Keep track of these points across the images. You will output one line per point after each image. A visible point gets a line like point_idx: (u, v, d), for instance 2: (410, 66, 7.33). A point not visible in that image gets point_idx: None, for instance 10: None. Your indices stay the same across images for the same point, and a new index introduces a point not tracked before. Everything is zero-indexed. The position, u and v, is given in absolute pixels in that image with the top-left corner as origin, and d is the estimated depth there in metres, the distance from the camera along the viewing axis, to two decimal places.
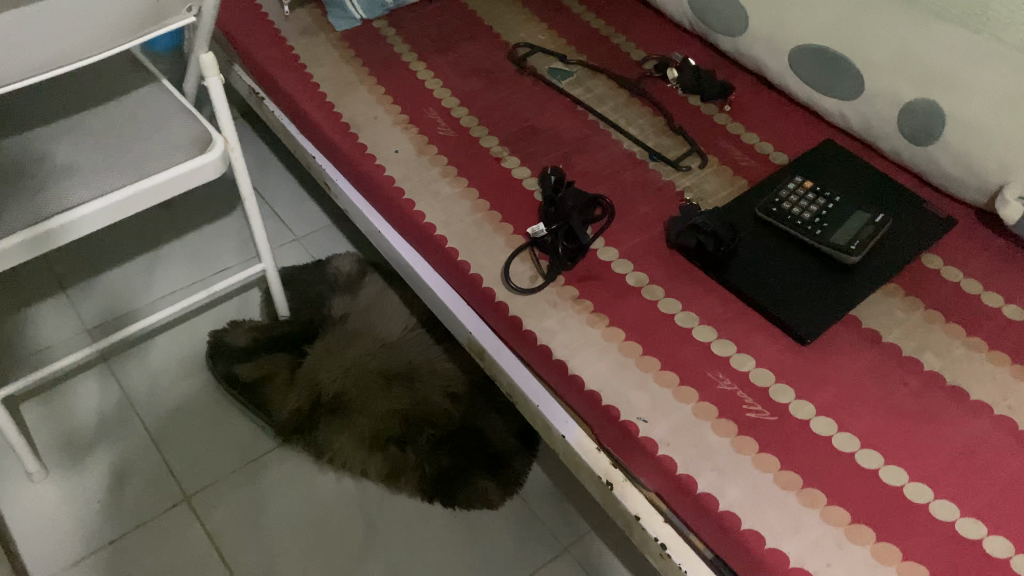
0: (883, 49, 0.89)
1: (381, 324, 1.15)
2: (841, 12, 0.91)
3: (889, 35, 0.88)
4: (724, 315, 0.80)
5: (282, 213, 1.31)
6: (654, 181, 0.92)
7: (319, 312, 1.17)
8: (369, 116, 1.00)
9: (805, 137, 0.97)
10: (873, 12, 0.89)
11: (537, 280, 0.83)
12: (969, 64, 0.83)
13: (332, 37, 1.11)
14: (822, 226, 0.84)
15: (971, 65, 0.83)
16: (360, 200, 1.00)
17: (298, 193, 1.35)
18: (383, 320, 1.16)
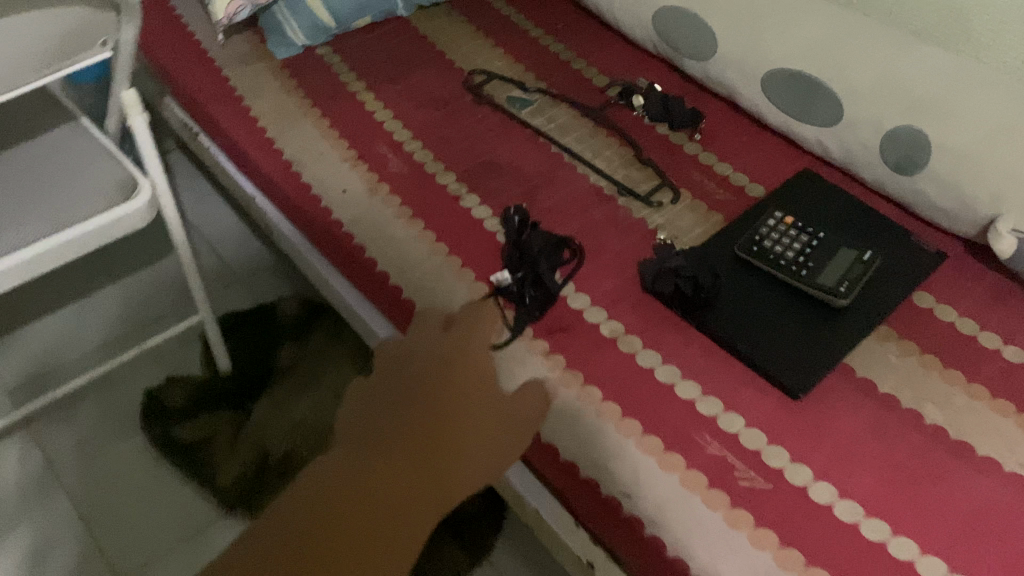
0: (866, 73, 0.84)
1: (334, 368, 1.02)
2: (821, 34, 0.87)
3: (874, 58, 0.84)
4: (708, 369, 0.73)
5: (223, 254, 1.23)
6: (625, 219, 0.85)
7: (266, 363, 1.06)
8: (314, 152, 0.92)
9: (782, 166, 0.91)
10: (856, 33, 0.85)
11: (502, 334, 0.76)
12: (959, 88, 0.79)
13: (272, 66, 1.03)
14: (807, 266, 0.77)
15: (961, 89, 0.79)
16: (309, 244, 0.92)
17: (241, 231, 1.26)
18: (336, 364, 1.03)
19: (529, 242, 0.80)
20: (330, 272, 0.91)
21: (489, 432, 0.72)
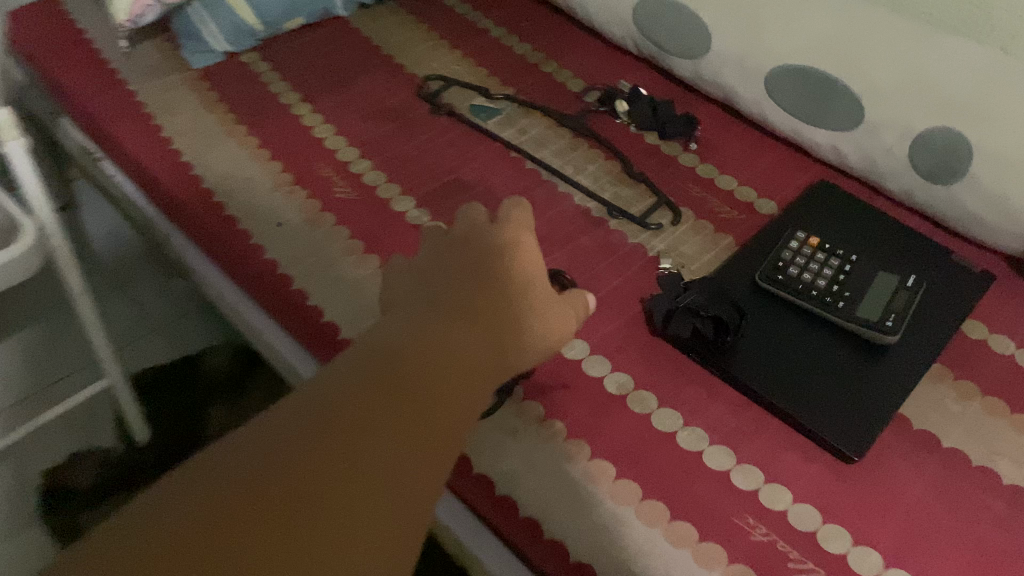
0: (883, 69, 0.71)
1: None
2: (827, 24, 0.73)
3: (891, 50, 0.70)
4: (739, 429, 0.60)
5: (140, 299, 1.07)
6: (620, 246, 0.72)
7: (193, 424, 0.92)
8: (241, 177, 0.77)
9: (793, 176, 0.79)
10: (867, 22, 0.71)
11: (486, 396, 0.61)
12: (992, 84, 0.65)
13: (187, 75, 0.87)
14: (844, 297, 0.65)
15: (994, 85, 0.65)
16: (223, 274, 0.75)
17: (160, 271, 1.10)
18: None
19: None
20: (246, 308, 0.73)
21: (522, 290, 0.47)
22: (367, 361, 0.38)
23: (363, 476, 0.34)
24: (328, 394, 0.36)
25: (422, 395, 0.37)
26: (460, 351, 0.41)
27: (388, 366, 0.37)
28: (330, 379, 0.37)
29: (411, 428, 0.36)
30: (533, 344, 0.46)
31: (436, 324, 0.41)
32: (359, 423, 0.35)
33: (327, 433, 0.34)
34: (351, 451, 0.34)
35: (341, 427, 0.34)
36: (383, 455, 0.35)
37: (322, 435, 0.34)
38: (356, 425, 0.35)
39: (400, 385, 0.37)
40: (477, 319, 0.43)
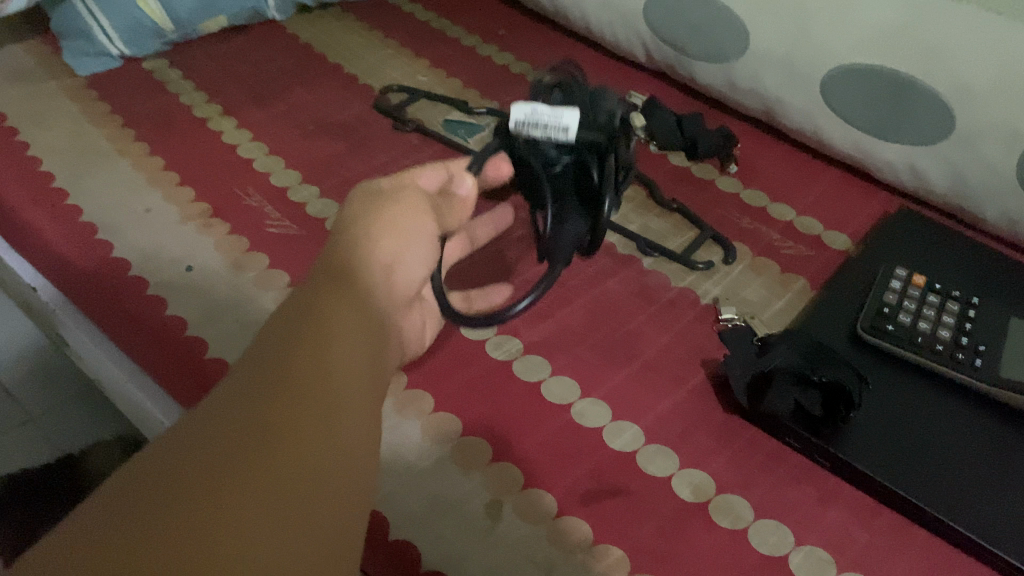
0: (964, 65, 0.54)
1: None
2: (882, 15, 0.56)
3: (963, 39, 0.53)
4: (874, 548, 0.41)
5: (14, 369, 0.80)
6: (662, 290, 0.53)
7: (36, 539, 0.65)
8: (135, 209, 0.56)
9: (859, 203, 0.63)
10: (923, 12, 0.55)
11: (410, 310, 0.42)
12: None
13: (69, 83, 0.66)
14: (980, 350, 0.47)
15: None
16: (74, 308, 0.50)
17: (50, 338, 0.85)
18: None
19: (592, 99, 0.45)
20: (106, 350, 0.48)
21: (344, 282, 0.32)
22: (197, 415, 0.25)
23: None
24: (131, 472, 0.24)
25: (282, 412, 0.25)
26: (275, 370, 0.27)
27: (224, 399, 0.26)
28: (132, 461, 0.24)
29: (289, 463, 0.24)
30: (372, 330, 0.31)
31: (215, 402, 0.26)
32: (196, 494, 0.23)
33: (161, 530, 0.22)
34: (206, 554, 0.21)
35: (170, 515, 0.22)
36: (255, 536, 0.22)
37: (144, 543, 0.21)
38: (210, 486, 0.23)
39: (275, 385, 0.26)
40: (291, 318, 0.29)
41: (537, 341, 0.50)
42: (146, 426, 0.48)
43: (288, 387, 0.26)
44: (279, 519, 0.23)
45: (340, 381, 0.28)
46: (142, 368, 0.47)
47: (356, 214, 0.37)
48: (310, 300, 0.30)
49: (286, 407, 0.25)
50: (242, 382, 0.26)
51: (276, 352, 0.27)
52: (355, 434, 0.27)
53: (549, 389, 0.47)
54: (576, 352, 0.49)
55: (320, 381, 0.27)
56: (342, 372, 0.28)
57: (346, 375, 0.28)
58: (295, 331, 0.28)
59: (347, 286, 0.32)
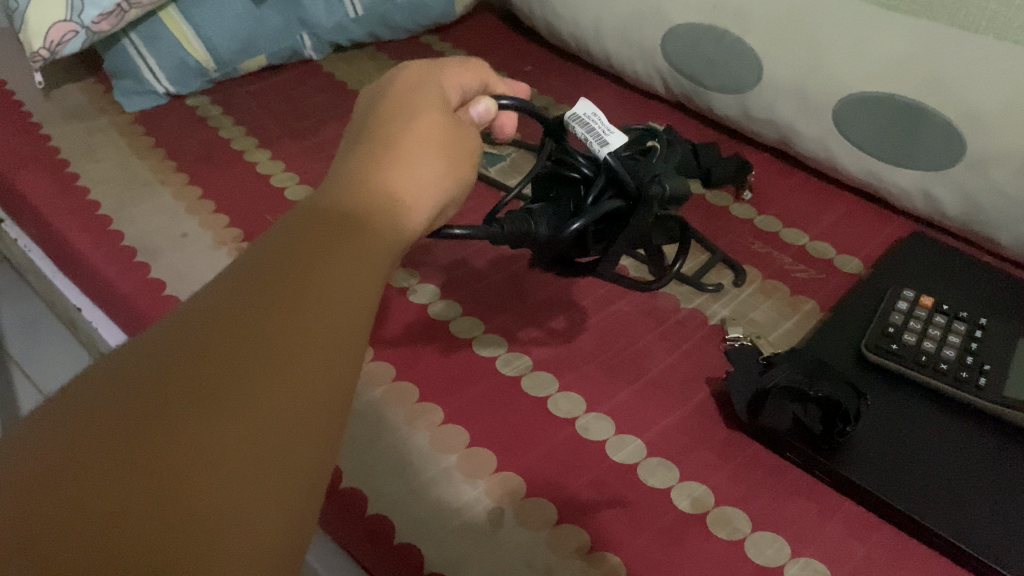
0: (976, 92, 0.54)
1: None
2: (897, 46, 0.58)
3: (975, 66, 0.55)
4: (872, 561, 0.41)
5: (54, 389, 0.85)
6: (671, 311, 0.55)
7: None
8: (173, 234, 0.59)
9: (873, 229, 0.63)
10: (937, 41, 0.57)
11: None
12: None
13: (119, 120, 0.71)
14: (985, 369, 0.47)
15: None
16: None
17: None
18: None
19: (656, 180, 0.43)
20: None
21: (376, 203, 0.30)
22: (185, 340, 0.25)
23: (161, 537, 0.22)
24: (96, 405, 0.24)
25: (262, 359, 0.25)
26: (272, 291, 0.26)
27: (212, 333, 0.25)
28: (107, 375, 0.25)
29: (256, 417, 0.24)
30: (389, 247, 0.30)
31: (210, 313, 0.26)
32: (150, 442, 0.23)
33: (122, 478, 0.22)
34: (167, 512, 0.22)
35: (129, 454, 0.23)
36: (206, 485, 0.23)
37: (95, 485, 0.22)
38: (186, 420, 0.23)
39: (268, 310, 0.25)
40: (305, 230, 0.28)
41: (547, 358, 0.51)
42: None
43: (269, 326, 0.25)
44: (236, 472, 0.23)
45: (340, 306, 0.27)
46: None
47: (407, 129, 0.33)
48: (322, 216, 0.29)
49: (272, 336, 0.25)
50: (225, 310, 0.26)
51: (264, 285, 0.26)
52: (339, 377, 0.26)
53: (556, 404, 0.49)
54: (584, 369, 0.51)
55: (317, 305, 0.26)
56: (342, 294, 0.27)
57: (347, 312, 0.27)
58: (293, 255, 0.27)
59: (372, 209, 0.30)
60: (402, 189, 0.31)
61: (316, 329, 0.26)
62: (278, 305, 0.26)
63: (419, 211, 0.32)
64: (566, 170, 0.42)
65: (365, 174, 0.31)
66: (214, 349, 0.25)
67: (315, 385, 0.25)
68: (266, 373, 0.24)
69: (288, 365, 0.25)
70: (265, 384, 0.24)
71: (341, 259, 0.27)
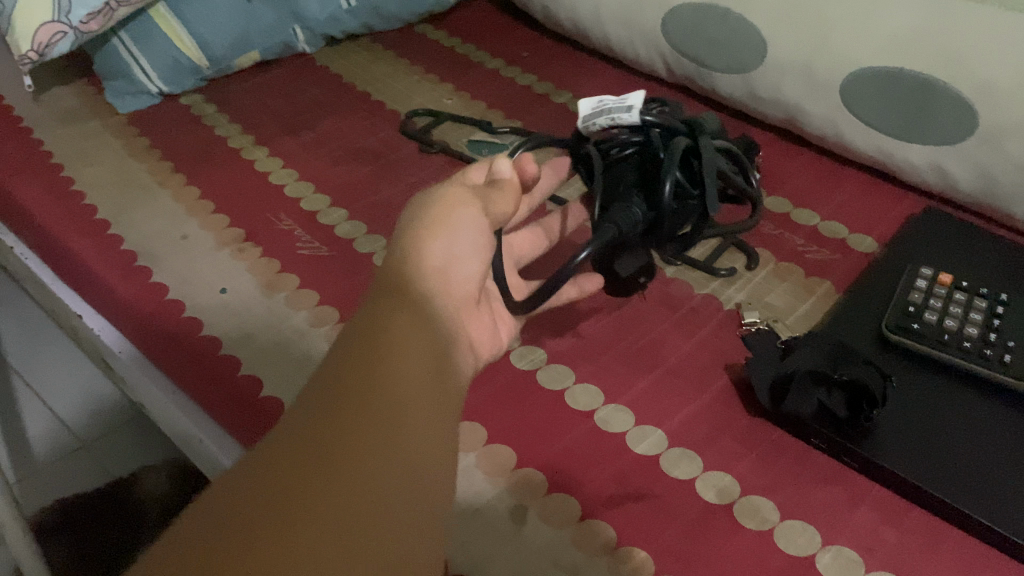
0: (992, 64, 0.53)
1: None
2: (910, 20, 0.57)
3: (990, 37, 0.53)
4: (904, 546, 0.41)
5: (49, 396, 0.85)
6: (686, 299, 0.54)
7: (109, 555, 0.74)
8: (173, 237, 0.58)
9: (885, 207, 0.62)
10: (949, 13, 0.55)
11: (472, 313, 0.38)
12: None
13: (112, 121, 0.69)
14: (1009, 346, 0.47)
15: None
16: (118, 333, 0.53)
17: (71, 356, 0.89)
18: None
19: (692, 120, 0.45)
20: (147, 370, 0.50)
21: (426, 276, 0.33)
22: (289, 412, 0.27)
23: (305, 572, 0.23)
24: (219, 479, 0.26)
25: (365, 411, 0.27)
26: (360, 358, 0.28)
27: (315, 399, 0.27)
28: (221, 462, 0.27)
29: (369, 459, 0.26)
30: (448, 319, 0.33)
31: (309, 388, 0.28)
32: (269, 499, 0.24)
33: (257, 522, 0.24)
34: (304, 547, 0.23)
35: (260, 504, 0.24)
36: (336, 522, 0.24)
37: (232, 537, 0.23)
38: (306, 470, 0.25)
39: (359, 372, 0.28)
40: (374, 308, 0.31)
41: (561, 351, 0.50)
42: (186, 441, 0.50)
43: (363, 385, 0.27)
44: (361, 509, 0.25)
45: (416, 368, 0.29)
46: (181, 386, 0.49)
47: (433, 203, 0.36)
48: (384, 295, 0.32)
49: (368, 394, 0.27)
50: (318, 391, 0.27)
51: (352, 355, 0.28)
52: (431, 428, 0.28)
53: (573, 397, 0.48)
54: (601, 360, 0.50)
55: (397, 367, 0.28)
56: (416, 357, 0.29)
57: (423, 373, 0.29)
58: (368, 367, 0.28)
59: (423, 285, 0.33)
60: (441, 256, 0.34)
61: (401, 387, 0.28)
62: (365, 370, 0.28)
63: (452, 268, 0.35)
64: (616, 151, 0.44)
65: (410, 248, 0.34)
66: (315, 413, 0.26)
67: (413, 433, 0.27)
68: (370, 427, 0.26)
69: (381, 430, 0.26)
70: (370, 432, 0.26)
71: (410, 330, 0.30)
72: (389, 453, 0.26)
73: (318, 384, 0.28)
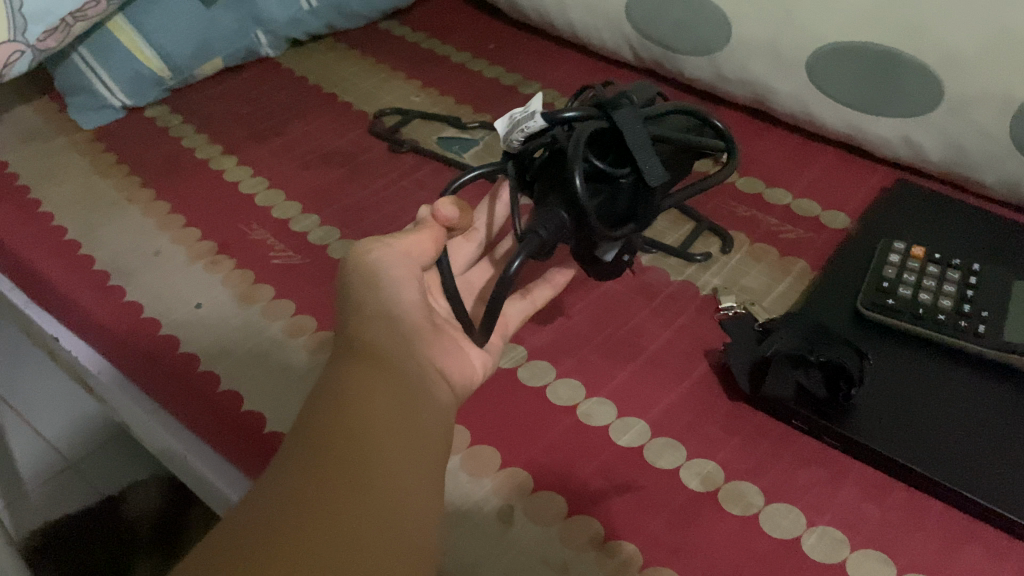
0: (957, 33, 0.53)
1: None
2: None
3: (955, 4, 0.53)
4: (888, 523, 0.41)
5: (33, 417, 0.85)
6: (663, 286, 0.54)
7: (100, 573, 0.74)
8: (145, 253, 0.58)
9: (857, 181, 0.62)
10: None
11: (443, 347, 0.38)
12: None
13: (77, 138, 0.68)
14: (983, 316, 0.47)
15: None
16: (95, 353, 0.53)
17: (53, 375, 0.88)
18: None
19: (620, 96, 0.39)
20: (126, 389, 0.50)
21: (389, 332, 0.35)
22: (274, 480, 0.29)
23: None
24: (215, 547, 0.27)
25: (342, 470, 0.29)
26: (333, 424, 0.30)
27: (295, 467, 0.29)
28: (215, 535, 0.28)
29: (352, 512, 0.28)
30: (415, 372, 0.35)
31: (287, 457, 0.30)
32: (261, 559, 0.26)
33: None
34: None
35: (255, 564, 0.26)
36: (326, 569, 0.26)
37: None
38: (295, 529, 0.27)
39: (332, 437, 0.30)
40: (337, 375, 0.33)
41: (541, 347, 0.50)
42: (170, 458, 0.50)
43: (336, 448, 0.29)
44: (348, 556, 0.27)
45: (384, 424, 0.31)
46: (162, 402, 0.49)
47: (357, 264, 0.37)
48: (351, 358, 0.33)
49: (343, 456, 0.29)
50: (295, 459, 0.29)
51: (326, 423, 0.30)
52: (410, 477, 0.30)
53: (555, 392, 0.48)
54: (581, 354, 0.50)
55: (367, 427, 0.30)
56: (383, 414, 0.31)
57: (392, 428, 0.31)
58: (338, 438, 0.30)
59: (385, 344, 0.35)
60: (378, 308, 0.36)
61: (373, 443, 0.30)
62: (340, 436, 0.30)
63: (389, 317, 0.36)
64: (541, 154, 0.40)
65: (362, 310, 0.35)
66: (297, 479, 0.29)
67: (391, 485, 0.29)
68: (347, 485, 0.28)
69: (360, 484, 0.28)
70: (350, 489, 0.28)
71: (373, 393, 0.32)
72: (372, 504, 0.28)
73: (296, 450, 0.30)
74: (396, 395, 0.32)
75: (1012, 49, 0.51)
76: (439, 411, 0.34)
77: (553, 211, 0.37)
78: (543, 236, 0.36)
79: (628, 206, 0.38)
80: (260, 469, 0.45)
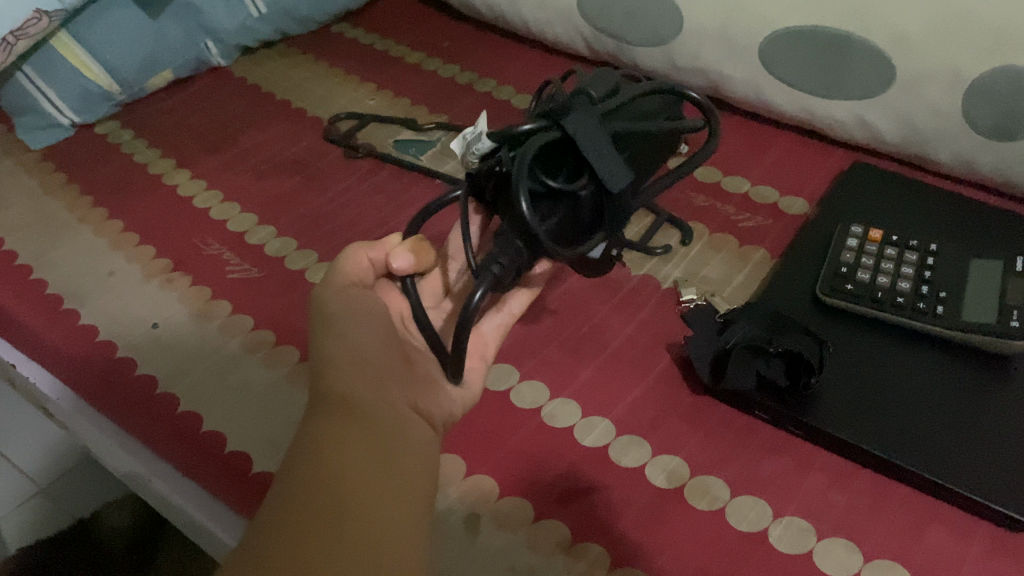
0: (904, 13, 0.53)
1: None
2: None
3: None
4: (853, 509, 0.41)
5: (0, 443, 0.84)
6: (624, 281, 0.54)
7: None
8: (99, 274, 0.57)
9: (815, 165, 0.62)
10: None
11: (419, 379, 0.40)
12: None
13: (25, 160, 0.67)
14: (941, 297, 0.47)
15: None
16: (52, 378, 0.52)
17: None
18: None
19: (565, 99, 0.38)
20: (85, 414, 0.49)
21: (356, 378, 0.36)
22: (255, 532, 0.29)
23: None
24: None
25: (322, 516, 0.29)
26: (311, 473, 0.30)
27: (275, 517, 0.29)
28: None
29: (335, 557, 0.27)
30: (387, 414, 0.35)
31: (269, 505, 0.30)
32: None
33: None
34: None
35: None
36: None
37: None
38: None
39: (312, 484, 0.30)
40: (314, 423, 0.33)
41: (504, 350, 0.50)
42: (132, 479, 0.49)
43: (314, 495, 0.29)
44: None
45: (363, 470, 0.31)
46: (122, 427, 0.48)
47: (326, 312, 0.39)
48: (328, 408, 0.34)
49: (324, 502, 0.29)
50: (275, 508, 0.29)
51: (307, 470, 0.30)
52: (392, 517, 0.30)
53: (519, 395, 0.47)
54: (544, 354, 0.50)
55: (345, 471, 0.31)
56: (361, 461, 0.31)
57: (369, 474, 0.31)
58: (317, 486, 0.30)
59: (353, 391, 0.35)
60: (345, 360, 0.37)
61: (351, 488, 0.30)
62: (323, 483, 0.30)
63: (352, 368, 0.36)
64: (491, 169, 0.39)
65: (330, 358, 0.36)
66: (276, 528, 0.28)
67: (373, 527, 0.29)
68: (329, 530, 0.28)
69: (339, 530, 0.28)
70: (332, 533, 0.28)
71: (347, 441, 0.32)
72: (354, 547, 0.28)
73: (277, 499, 0.30)
74: (370, 442, 0.33)
75: (959, 28, 0.51)
76: (413, 451, 0.34)
77: (507, 234, 0.37)
78: (500, 264, 0.36)
79: (584, 217, 0.37)
80: (222, 487, 0.44)
